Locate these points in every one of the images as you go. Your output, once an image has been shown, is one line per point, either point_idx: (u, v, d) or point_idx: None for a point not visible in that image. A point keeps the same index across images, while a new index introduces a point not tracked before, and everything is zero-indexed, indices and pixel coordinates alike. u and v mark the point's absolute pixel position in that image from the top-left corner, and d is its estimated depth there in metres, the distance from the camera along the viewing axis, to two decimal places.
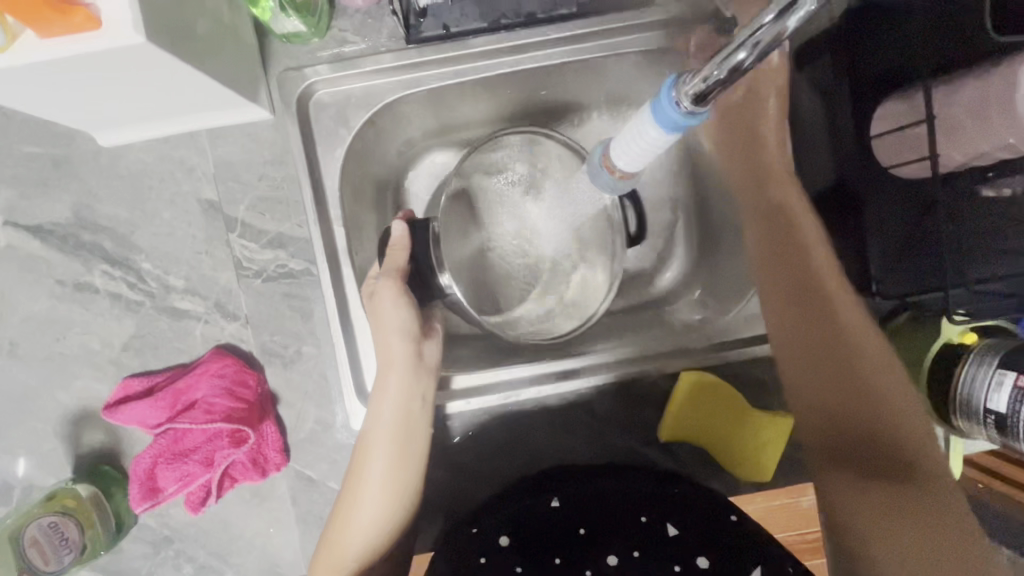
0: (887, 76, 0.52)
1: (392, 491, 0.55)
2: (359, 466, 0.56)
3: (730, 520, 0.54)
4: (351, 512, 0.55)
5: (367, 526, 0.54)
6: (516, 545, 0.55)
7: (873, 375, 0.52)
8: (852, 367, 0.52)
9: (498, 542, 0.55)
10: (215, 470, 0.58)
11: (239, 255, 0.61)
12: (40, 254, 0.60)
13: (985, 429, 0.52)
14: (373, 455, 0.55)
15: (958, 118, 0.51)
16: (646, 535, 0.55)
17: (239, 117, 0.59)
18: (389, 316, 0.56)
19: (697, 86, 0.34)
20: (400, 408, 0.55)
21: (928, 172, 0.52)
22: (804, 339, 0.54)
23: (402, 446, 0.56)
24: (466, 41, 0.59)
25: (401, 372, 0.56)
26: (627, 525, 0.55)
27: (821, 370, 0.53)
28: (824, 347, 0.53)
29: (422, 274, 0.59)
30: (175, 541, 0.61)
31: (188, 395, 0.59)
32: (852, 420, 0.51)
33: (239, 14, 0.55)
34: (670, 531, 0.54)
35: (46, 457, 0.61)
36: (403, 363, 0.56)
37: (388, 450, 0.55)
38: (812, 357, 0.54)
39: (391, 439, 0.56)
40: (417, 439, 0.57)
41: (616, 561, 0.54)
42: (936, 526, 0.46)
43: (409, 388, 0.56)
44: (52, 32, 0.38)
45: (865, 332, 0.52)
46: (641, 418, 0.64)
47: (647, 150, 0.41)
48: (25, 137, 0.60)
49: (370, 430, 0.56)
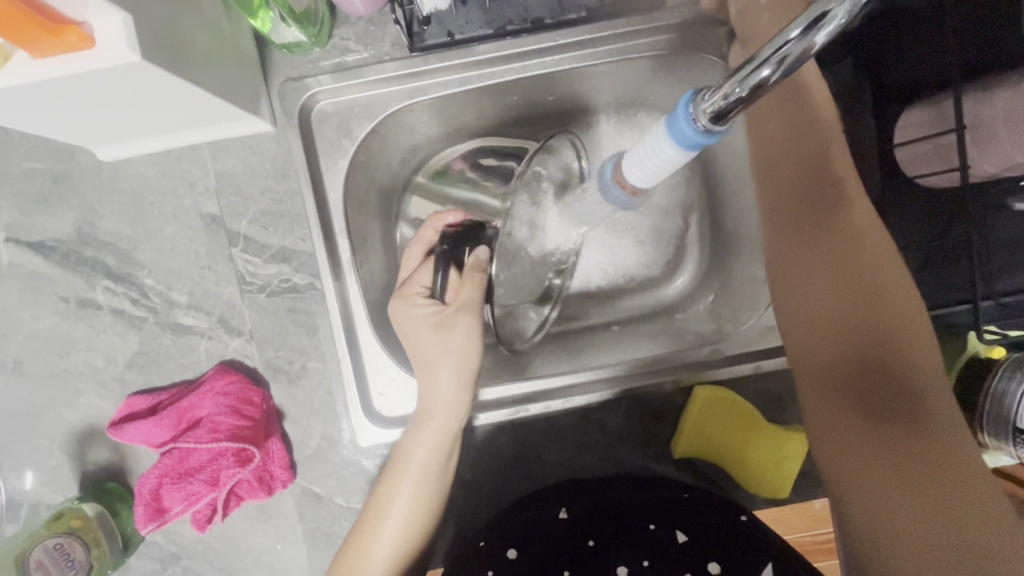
0: (910, 83, 0.49)
1: (410, 524, 0.54)
2: (383, 495, 0.55)
3: (741, 520, 0.55)
4: (367, 538, 0.54)
5: (382, 554, 0.54)
6: (525, 555, 0.58)
7: (906, 336, 0.44)
8: (882, 325, 0.44)
9: (508, 556, 0.57)
10: (221, 489, 0.57)
11: (242, 269, 0.60)
12: (43, 271, 0.59)
13: (1013, 447, 0.50)
14: (399, 488, 0.54)
15: (992, 125, 0.46)
16: (654, 542, 0.57)
17: (240, 129, 0.58)
18: (445, 353, 0.54)
19: (717, 103, 0.33)
20: (435, 450, 0.54)
21: (956, 183, 0.49)
22: (835, 317, 0.46)
23: (431, 484, 0.55)
24: (471, 49, 0.57)
25: (440, 415, 0.54)
26: (639, 535, 0.57)
27: (846, 327, 0.45)
28: (861, 328, 0.45)
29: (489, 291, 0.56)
30: (182, 557, 0.61)
31: (192, 414, 0.58)
32: (877, 379, 0.43)
33: (238, 26, 0.54)
34: (681, 539, 0.56)
35: (52, 474, 0.60)
36: (447, 402, 0.54)
37: (415, 486, 0.54)
38: (833, 310, 0.46)
39: (421, 476, 0.54)
40: (443, 475, 0.56)
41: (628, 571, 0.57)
42: (967, 506, 0.39)
43: (446, 432, 0.55)
44: (43, 52, 0.37)
45: (902, 311, 0.45)
46: (653, 432, 0.63)
47: (662, 167, 0.40)
48: (26, 153, 0.59)
49: (399, 460, 0.55)
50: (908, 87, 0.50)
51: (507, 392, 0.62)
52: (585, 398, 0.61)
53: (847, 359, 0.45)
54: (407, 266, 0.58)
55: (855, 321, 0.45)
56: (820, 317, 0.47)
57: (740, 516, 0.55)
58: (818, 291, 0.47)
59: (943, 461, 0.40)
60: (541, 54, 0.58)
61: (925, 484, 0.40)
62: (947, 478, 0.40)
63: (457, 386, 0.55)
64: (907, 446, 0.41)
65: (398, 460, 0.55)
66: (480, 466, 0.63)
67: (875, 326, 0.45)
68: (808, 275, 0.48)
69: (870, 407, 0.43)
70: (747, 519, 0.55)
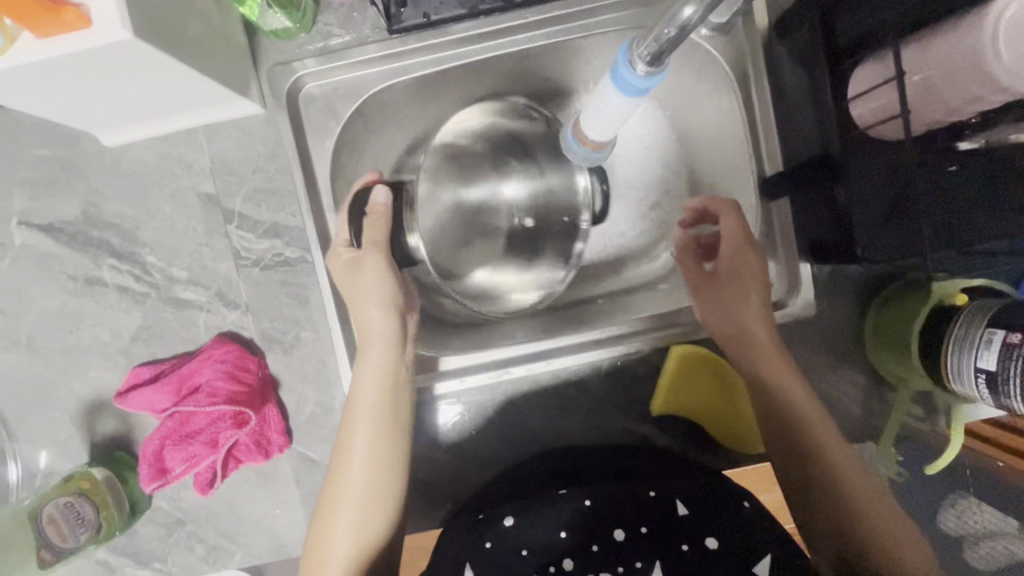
0: (862, 37, 0.49)
1: (377, 474, 0.55)
2: (343, 452, 0.56)
3: (745, 506, 0.51)
4: (340, 493, 0.55)
5: (348, 511, 0.54)
6: (522, 523, 0.53)
7: (827, 440, 0.55)
8: (814, 437, 0.55)
9: (504, 523, 0.52)
10: (219, 451, 0.60)
11: (237, 245, 0.63)
12: (52, 251, 0.63)
13: (976, 389, 0.51)
14: (360, 441, 0.56)
15: (931, 76, 0.46)
16: (654, 509, 0.53)
17: (232, 112, 0.62)
18: (366, 292, 0.59)
19: (651, 47, 0.37)
20: (383, 389, 0.57)
21: (900, 133, 0.49)
22: (788, 436, 0.56)
23: (386, 421, 0.57)
24: (447, 28, 0.60)
25: (384, 353, 0.58)
26: (637, 502, 0.53)
27: (789, 460, 0.55)
28: (802, 440, 0.55)
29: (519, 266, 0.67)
30: (187, 523, 0.64)
31: (192, 380, 0.62)
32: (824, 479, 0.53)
33: (228, 14, 0.58)
34: (682, 511, 0.52)
35: (64, 445, 0.64)
36: (382, 340, 0.58)
37: (371, 431, 0.56)
38: (787, 435, 0.56)
39: (376, 419, 0.56)
40: (404, 417, 0.58)
41: (625, 535, 0.52)
42: (871, 507, 0.51)
43: (390, 368, 0.57)
44: (46, 31, 0.41)
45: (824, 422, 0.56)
46: (633, 393, 0.65)
47: (615, 117, 0.44)
48: (34, 141, 0.63)
49: (350, 413, 0.57)
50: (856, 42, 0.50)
51: (499, 354, 0.63)
52: (577, 358, 0.63)
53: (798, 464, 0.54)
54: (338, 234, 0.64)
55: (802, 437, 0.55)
56: (785, 443, 0.56)
57: (743, 502, 0.52)
58: (780, 419, 0.57)
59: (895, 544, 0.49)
60: (513, 32, 0.61)
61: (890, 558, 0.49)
62: (846, 497, 0.52)
63: (388, 320, 0.58)
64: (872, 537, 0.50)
65: (350, 424, 0.57)
66: (468, 432, 0.66)
67: (811, 443, 0.55)
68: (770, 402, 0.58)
69: (785, 466, 0.55)
70: (751, 505, 0.51)
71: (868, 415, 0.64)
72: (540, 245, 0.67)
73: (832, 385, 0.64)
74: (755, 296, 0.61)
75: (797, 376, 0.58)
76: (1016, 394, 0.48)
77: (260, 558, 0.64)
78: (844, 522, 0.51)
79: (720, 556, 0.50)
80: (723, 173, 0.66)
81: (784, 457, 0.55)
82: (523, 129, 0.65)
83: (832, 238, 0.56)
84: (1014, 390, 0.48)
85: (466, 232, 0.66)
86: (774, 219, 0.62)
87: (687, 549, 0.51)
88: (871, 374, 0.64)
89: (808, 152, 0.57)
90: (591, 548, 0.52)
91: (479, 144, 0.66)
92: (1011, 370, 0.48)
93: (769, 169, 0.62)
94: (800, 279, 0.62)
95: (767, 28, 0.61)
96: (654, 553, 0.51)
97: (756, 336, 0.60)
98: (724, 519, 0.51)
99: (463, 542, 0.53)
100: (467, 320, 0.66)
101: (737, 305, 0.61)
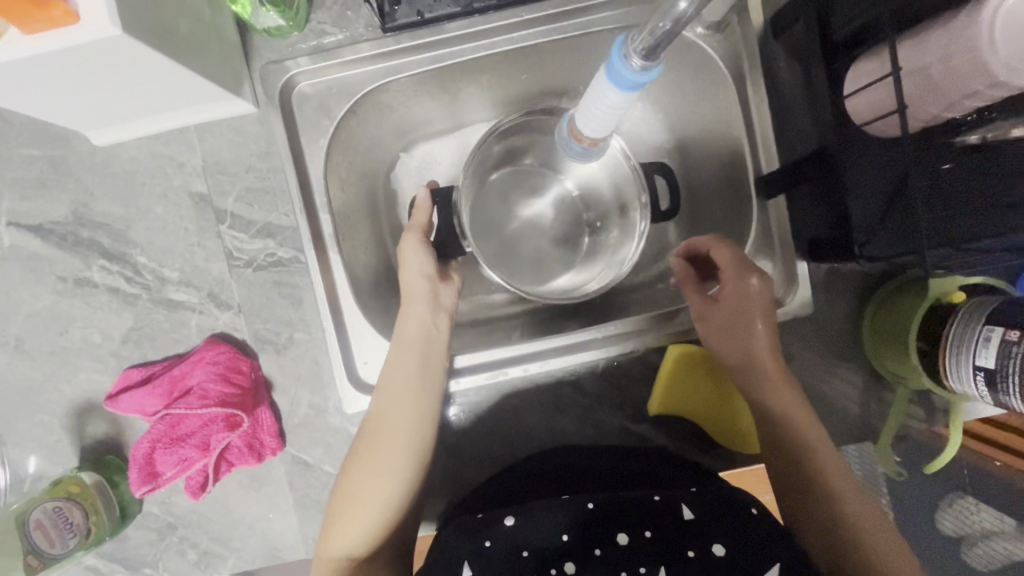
0: (859, 34, 0.49)
1: (410, 437, 0.55)
2: (377, 413, 0.56)
3: (752, 513, 0.50)
4: (376, 452, 0.54)
5: (375, 474, 0.54)
6: (522, 525, 0.52)
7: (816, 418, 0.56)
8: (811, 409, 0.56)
9: (503, 524, 0.52)
10: (211, 454, 0.60)
11: (230, 245, 0.63)
12: (42, 252, 0.63)
13: (976, 386, 0.51)
14: (395, 406, 0.56)
15: (927, 72, 0.45)
16: (657, 513, 0.52)
17: (224, 111, 0.61)
18: (411, 274, 0.59)
19: (646, 40, 0.37)
20: (420, 349, 0.57)
21: (898, 128, 0.48)
22: (798, 405, 0.56)
23: (422, 381, 0.57)
24: (441, 27, 0.60)
25: (417, 313, 0.58)
26: (640, 504, 0.53)
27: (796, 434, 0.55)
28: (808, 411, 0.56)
29: (590, 251, 0.70)
30: (178, 527, 0.63)
31: (184, 382, 0.61)
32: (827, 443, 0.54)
33: (220, 13, 0.57)
34: (687, 516, 0.51)
35: (54, 448, 0.63)
36: (425, 303, 0.58)
37: (405, 388, 0.56)
38: (799, 403, 0.56)
39: (416, 376, 0.57)
40: (437, 376, 0.58)
41: (627, 541, 0.51)
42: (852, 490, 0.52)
43: (429, 329, 0.58)
44: (32, 28, 0.40)
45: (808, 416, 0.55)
46: (630, 393, 0.65)
47: (611, 114, 0.43)
48: (24, 140, 0.62)
49: (391, 370, 0.57)
50: (850, 39, 0.50)
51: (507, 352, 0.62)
52: (572, 359, 0.62)
53: (803, 443, 0.54)
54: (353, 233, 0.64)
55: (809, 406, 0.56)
56: (799, 410, 0.55)
57: (750, 509, 0.51)
58: (794, 390, 0.56)
59: (877, 505, 0.52)
60: (507, 31, 0.60)
61: (876, 515, 0.51)
62: (835, 488, 0.52)
63: (428, 293, 0.59)
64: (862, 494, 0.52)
65: (387, 383, 0.57)
66: (465, 434, 0.65)
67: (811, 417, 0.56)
68: (783, 389, 0.56)
69: (771, 446, 0.56)
70: (758, 512, 0.51)
71: (867, 415, 0.64)
72: (608, 226, 0.69)
73: (831, 384, 0.64)
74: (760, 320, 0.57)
75: (789, 384, 0.57)
76: (1016, 391, 0.48)
77: (253, 562, 0.63)
78: (843, 484, 0.52)
79: (728, 561, 0.49)
80: (719, 171, 0.66)
81: (801, 423, 0.55)
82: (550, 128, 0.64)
83: (831, 240, 0.56)
84: (1015, 387, 0.48)
85: (549, 239, 0.71)
86: (771, 216, 0.62)
87: (693, 555, 0.49)
88: (870, 374, 0.64)
89: (805, 151, 0.57)
90: (594, 553, 0.51)
91: (525, 159, 0.69)
92: (1010, 367, 0.48)
93: (765, 167, 0.62)
94: (796, 277, 0.61)
95: (763, 26, 0.60)
96: (655, 559, 0.50)
97: (755, 346, 0.57)
98: (727, 526, 0.50)
99: (461, 543, 0.52)
100: (463, 324, 0.67)
101: (747, 329, 0.58)
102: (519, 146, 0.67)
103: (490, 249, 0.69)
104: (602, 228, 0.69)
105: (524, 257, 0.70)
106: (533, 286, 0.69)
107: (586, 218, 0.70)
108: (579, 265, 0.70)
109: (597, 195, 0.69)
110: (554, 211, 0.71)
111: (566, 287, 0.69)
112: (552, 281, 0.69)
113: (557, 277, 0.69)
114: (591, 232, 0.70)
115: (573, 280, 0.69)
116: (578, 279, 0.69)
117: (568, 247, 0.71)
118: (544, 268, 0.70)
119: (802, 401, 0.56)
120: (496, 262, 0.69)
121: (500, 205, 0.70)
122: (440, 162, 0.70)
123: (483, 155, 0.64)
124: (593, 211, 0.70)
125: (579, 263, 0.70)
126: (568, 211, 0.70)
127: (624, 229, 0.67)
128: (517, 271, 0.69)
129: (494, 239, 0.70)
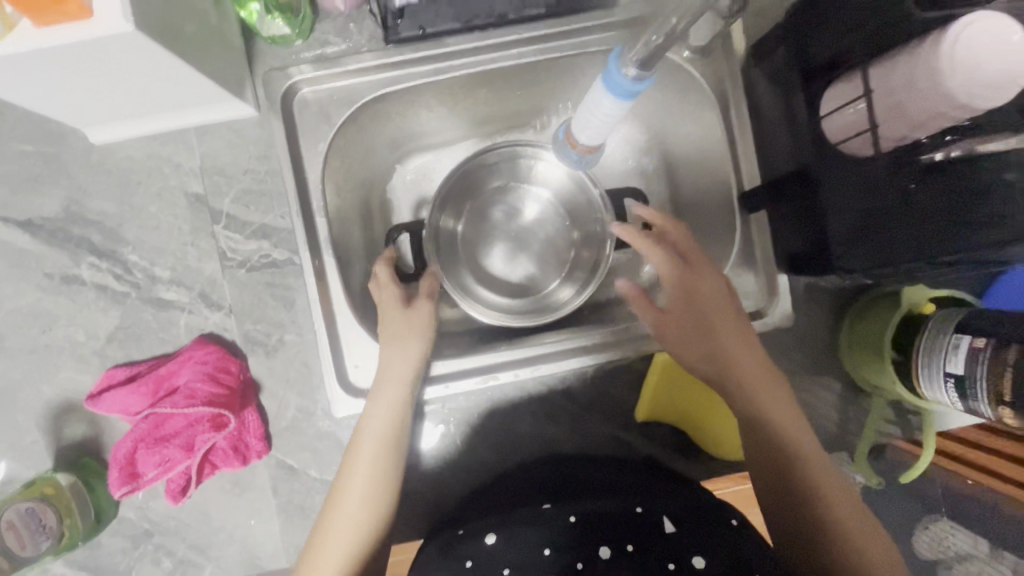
0: (832, 61, 0.53)
1: (383, 489, 0.54)
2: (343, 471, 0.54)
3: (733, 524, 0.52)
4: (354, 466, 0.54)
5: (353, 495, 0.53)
6: (503, 546, 0.52)
7: (796, 430, 0.55)
8: (792, 420, 0.55)
9: (486, 542, 0.52)
10: (195, 455, 0.59)
11: (224, 246, 0.63)
12: (29, 248, 0.62)
13: (947, 392, 0.53)
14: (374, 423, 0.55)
15: (895, 94, 0.47)
16: (640, 527, 0.51)
17: (224, 114, 0.62)
18: (399, 294, 0.60)
19: (640, 52, 0.41)
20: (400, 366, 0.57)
21: (869, 149, 0.51)
22: (780, 411, 0.55)
23: (395, 436, 0.56)
24: (441, 41, 0.62)
25: (404, 354, 0.57)
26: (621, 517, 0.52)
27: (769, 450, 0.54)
28: (792, 421, 0.55)
29: (570, 268, 0.72)
30: (154, 534, 0.61)
31: (170, 382, 0.60)
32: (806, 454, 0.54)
33: (226, 18, 0.59)
34: (668, 528, 0.51)
35: (27, 449, 0.61)
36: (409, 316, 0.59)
37: (379, 439, 0.55)
38: (782, 414, 0.55)
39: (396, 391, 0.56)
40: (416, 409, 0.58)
41: (609, 554, 0.50)
42: (841, 503, 0.52)
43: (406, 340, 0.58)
44: (46, 20, 0.41)
45: (794, 426, 0.55)
46: (617, 401, 0.66)
47: (605, 122, 0.46)
48: (18, 136, 0.62)
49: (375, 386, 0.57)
50: (826, 64, 0.54)
51: (495, 357, 0.63)
52: (560, 365, 0.62)
53: (782, 452, 0.54)
54: (347, 238, 0.64)
55: (792, 417, 0.55)
56: (781, 419, 0.55)
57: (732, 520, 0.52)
58: (770, 397, 0.56)
59: (860, 514, 0.51)
60: (505, 48, 0.63)
61: (856, 526, 0.51)
62: (820, 502, 0.52)
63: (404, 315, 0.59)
64: (844, 506, 0.52)
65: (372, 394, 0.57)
66: (453, 440, 0.66)
67: (789, 427, 0.55)
68: (763, 397, 0.56)
69: (759, 450, 0.55)
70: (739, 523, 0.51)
71: (845, 425, 0.66)
72: (584, 240, 0.71)
73: (812, 394, 0.66)
74: (730, 312, 0.59)
75: (777, 395, 0.56)
76: (982, 397, 0.50)
77: (231, 572, 0.61)
78: (826, 495, 0.52)
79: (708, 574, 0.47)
80: (705, 188, 0.69)
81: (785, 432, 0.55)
82: (512, 157, 0.68)
83: (810, 256, 0.59)
84: (982, 393, 0.50)
85: (538, 251, 0.72)
86: (754, 229, 0.64)
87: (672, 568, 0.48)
88: (848, 385, 0.66)
89: (785, 170, 0.60)
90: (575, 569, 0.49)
91: (497, 187, 0.72)
92: (978, 374, 0.50)
93: (748, 184, 0.64)
94: (778, 289, 0.64)
95: (746, 53, 0.64)
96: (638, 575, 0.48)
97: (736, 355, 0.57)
98: (709, 537, 0.50)
99: (445, 563, 0.52)
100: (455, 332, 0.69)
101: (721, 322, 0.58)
102: (466, 193, 0.70)
103: (476, 284, 0.71)
104: (583, 243, 0.71)
105: (505, 276, 0.72)
106: (513, 304, 0.71)
107: (564, 235, 0.72)
108: (559, 281, 0.72)
109: (576, 206, 0.70)
110: (539, 223, 0.72)
111: (546, 302, 0.70)
112: (545, 292, 0.71)
113: (539, 294, 0.72)
114: (570, 247, 0.72)
115: (554, 295, 0.71)
116: (559, 293, 0.71)
117: (549, 264, 0.72)
118: (525, 286, 0.72)
119: (791, 411, 0.56)
120: (480, 284, 0.71)
121: (477, 230, 0.72)
122: (435, 172, 0.72)
123: (444, 231, 0.70)
124: (576, 223, 0.71)
125: (560, 279, 0.72)
126: (546, 229, 0.72)
127: (596, 245, 0.69)
128: (498, 289, 0.72)
129: (473, 262, 0.72)
